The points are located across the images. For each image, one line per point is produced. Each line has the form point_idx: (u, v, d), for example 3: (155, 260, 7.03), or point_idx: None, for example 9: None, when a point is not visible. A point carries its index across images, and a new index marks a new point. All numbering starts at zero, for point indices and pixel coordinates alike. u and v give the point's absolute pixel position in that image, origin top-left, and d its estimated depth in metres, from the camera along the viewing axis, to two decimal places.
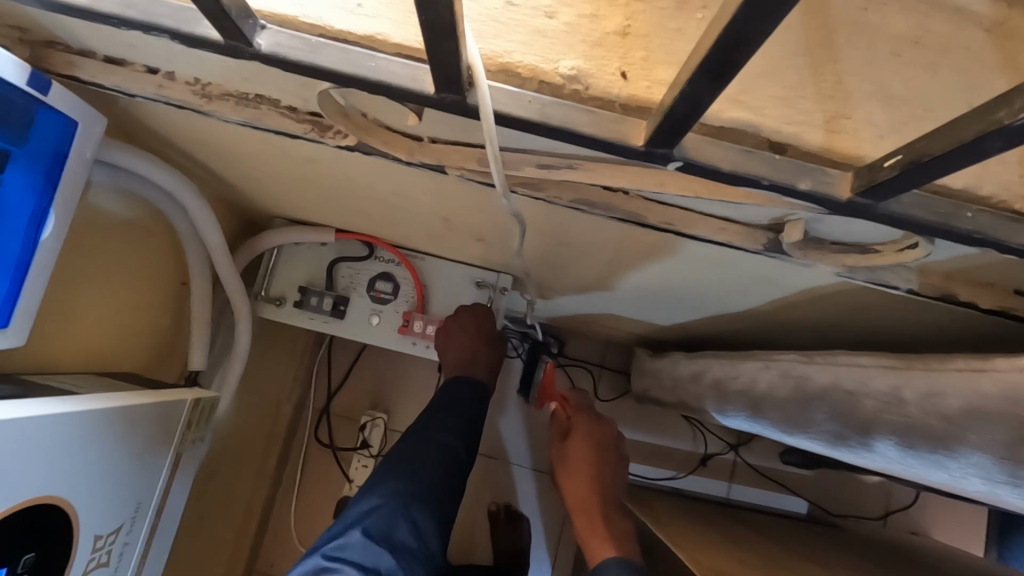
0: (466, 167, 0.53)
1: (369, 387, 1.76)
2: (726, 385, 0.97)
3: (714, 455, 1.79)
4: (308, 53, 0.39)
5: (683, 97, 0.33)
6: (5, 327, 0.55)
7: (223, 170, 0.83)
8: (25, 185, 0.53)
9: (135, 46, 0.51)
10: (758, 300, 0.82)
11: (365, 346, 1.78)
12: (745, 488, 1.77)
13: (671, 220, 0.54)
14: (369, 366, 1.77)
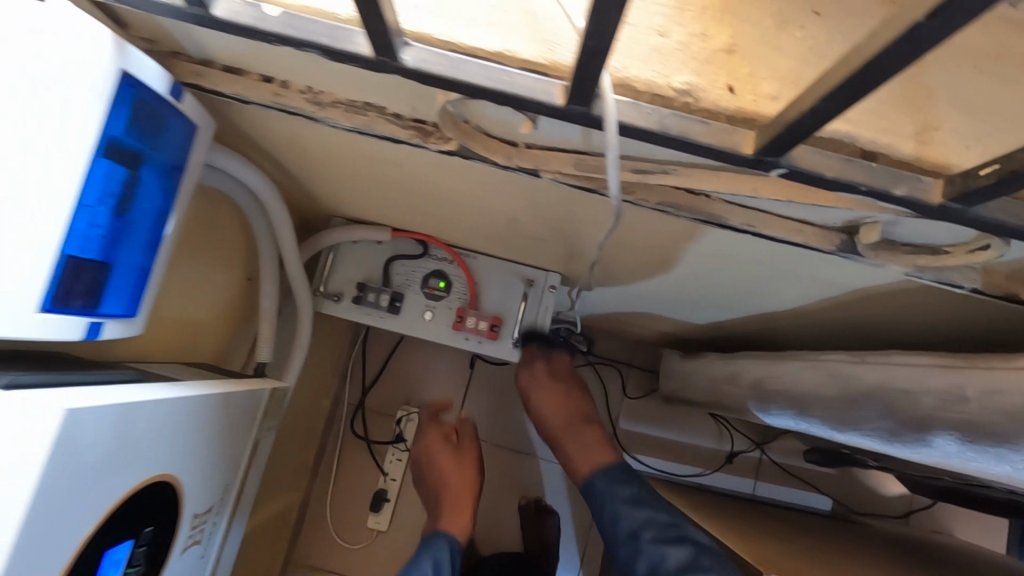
0: (561, 172, 0.57)
1: (403, 383, 1.81)
2: (768, 382, 0.97)
3: (741, 453, 1.81)
4: (452, 70, 0.43)
5: (808, 114, 0.37)
6: (134, 316, 0.60)
7: (298, 170, 0.87)
8: (155, 188, 0.58)
9: (260, 58, 0.55)
10: (810, 300, 0.84)
11: (398, 342, 1.83)
12: (770, 486, 1.80)
13: (751, 222, 0.58)
14: (401, 364, 1.83)
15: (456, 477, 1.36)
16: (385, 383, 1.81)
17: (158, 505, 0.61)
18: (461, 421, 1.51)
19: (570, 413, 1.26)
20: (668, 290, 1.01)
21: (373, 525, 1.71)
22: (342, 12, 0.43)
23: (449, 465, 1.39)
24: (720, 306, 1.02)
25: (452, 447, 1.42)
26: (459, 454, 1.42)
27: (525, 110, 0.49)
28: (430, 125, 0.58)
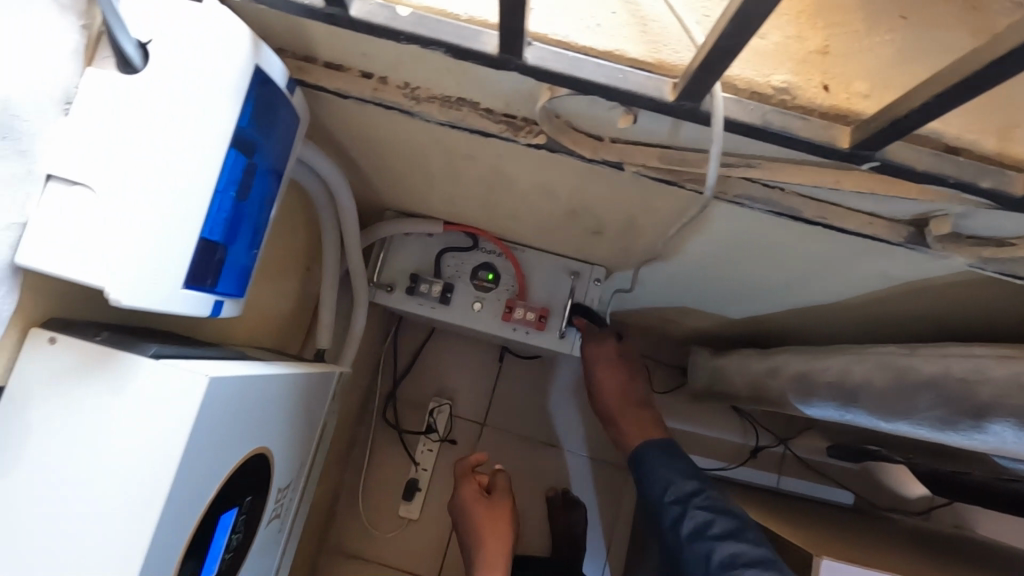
0: (645, 165, 0.61)
1: (435, 375, 1.84)
2: (812, 377, 1.03)
3: (766, 448, 1.82)
4: (568, 68, 0.47)
5: (914, 111, 0.40)
6: (241, 295, 0.63)
7: (365, 161, 0.90)
8: (259, 195, 0.61)
9: (366, 55, 0.59)
10: (853, 298, 0.88)
11: (430, 334, 1.86)
12: (794, 479, 1.82)
13: (823, 214, 0.62)
14: (433, 356, 1.86)
15: (496, 531, 1.31)
16: (417, 375, 1.84)
17: (256, 478, 0.65)
18: (500, 471, 1.43)
19: (625, 393, 1.22)
20: (713, 288, 1.04)
21: (405, 513, 1.73)
22: (462, 12, 0.47)
23: (493, 524, 1.33)
24: (762, 302, 1.04)
25: (488, 503, 1.37)
26: (495, 509, 1.36)
27: (627, 105, 0.52)
28: (520, 120, 0.62)
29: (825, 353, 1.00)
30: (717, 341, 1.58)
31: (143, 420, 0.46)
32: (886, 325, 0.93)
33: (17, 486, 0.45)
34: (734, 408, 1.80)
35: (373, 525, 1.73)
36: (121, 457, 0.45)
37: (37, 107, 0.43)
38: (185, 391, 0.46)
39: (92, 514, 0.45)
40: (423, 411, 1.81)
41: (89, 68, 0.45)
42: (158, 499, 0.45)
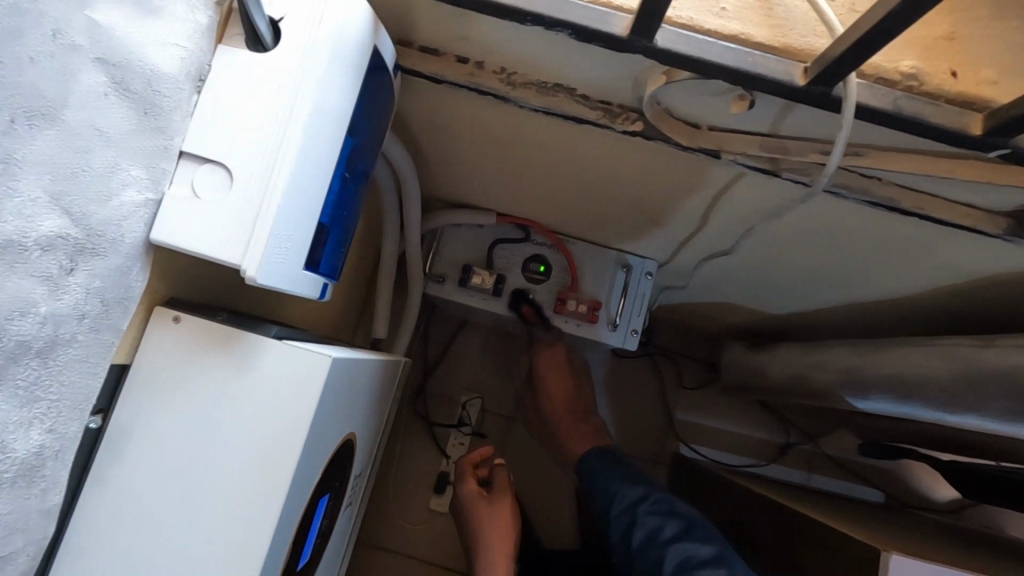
0: (744, 153, 0.60)
1: (466, 361, 1.47)
2: (864, 371, 0.95)
3: (796, 444, 1.58)
4: (697, 50, 0.46)
5: None
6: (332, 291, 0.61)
7: (427, 144, 0.89)
8: (356, 187, 0.59)
9: (466, 38, 0.58)
10: (914, 297, 0.86)
11: (463, 320, 1.49)
12: (825, 478, 1.56)
13: (921, 204, 0.61)
14: (467, 346, 1.47)
15: (505, 547, 0.99)
16: (449, 365, 1.46)
17: (343, 464, 0.64)
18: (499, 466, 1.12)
19: (570, 400, 1.31)
20: (764, 287, 1.04)
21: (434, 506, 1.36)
22: None
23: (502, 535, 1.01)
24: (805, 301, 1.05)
25: (490, 502, 1.04)
26: (500, 515, 1.03)
27: (744, 90, 0.52)
28: (617, 107, 0.62)
29: (893, 346, 0.91)
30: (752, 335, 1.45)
31: (265, 401, 0.46)
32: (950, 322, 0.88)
33: (144, 462, 0.45)
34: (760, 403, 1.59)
35: (400, 526, 1.35)
36: (246, 437, 0.45)
37: (175, 81, 0.42)
38: (306, 370, 0.46)
39: (216, 494, 0.45)
40: (453, 403, 1.44)
41: (221, 46, 0.45)
42: (282, 480, 0.45)
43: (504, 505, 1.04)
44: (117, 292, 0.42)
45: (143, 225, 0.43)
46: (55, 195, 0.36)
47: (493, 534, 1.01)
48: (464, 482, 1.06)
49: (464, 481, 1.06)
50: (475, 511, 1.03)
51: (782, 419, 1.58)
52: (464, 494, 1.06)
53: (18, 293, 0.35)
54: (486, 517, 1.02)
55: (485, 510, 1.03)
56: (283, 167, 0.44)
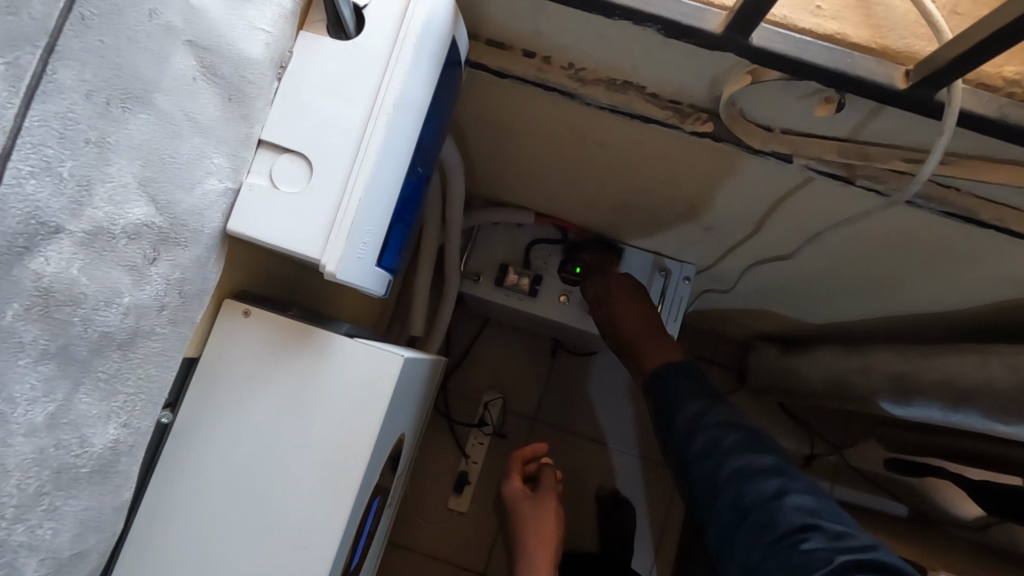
0: (819, 158, 0.58)
1: (490, 362, 1.34)
2: (911, 378, 0.89)
3: (821, 456, 1.47)
4: (795, 51, 0.45)
5: None
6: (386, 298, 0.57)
7: (473, 138, 0.88)
8: (418, 188, 0.56)
9: (536, 33, 0.57)
10: (961, 311, 0.84)
11: (487, 319, 1.35)
12: (849, 491, 1.45)
13: (1002, 217, 0.59)
14: (491, 345, 1.35)
15: (546, 549, 0.99)
16: (471, 365, 1.33)
17: (394, 464, 0.62)
18: (548, 462, 1.09)
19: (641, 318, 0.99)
20: (805, 295, 1.03)
21: (452, 505, 1.24)
22: None
23: (544, 540, 1.00)
24: (839, 312, 1.04)
25: (533, 504, 1.03)
26: (543, 516, 1.02)
27: (832, 91, 0.50)
28: (687, 107, 0.60)
29: (928, 353, 0.86)
30: (783, 340, 1.37)
31: (337, 398, 0.45)
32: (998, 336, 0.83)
33: (211, 455, 0.44)
34: (784, 410, 1.49)
35: (422, 536, 1.23)
36: (315, 437, 0.44)
37: (259, 67, 0.41)
38: (376, 368, 0.45)
39: (284, 493, 0.44)
40: (474, 404, 1.31)
41: (303, 32, 0.44)
42: (350, 482, 0.44)
43: (548, 507, 1.02)
44: (195, 284, 0.40)
45: (222, 216, 0.41)
46: (144, 182, 0.35)
47: (533, 534, 1.00)
48: (510, 480, 1.06)
49: (510, 478, 1.06)
50: (518, 511, 1.03)
51: (805, 426, 1.48)
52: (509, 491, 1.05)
53: (105, 283, 0.34)
54: (528, 518, 1.01)
55: (527, 509, 1.02)
56: (366, 160, 0.42)
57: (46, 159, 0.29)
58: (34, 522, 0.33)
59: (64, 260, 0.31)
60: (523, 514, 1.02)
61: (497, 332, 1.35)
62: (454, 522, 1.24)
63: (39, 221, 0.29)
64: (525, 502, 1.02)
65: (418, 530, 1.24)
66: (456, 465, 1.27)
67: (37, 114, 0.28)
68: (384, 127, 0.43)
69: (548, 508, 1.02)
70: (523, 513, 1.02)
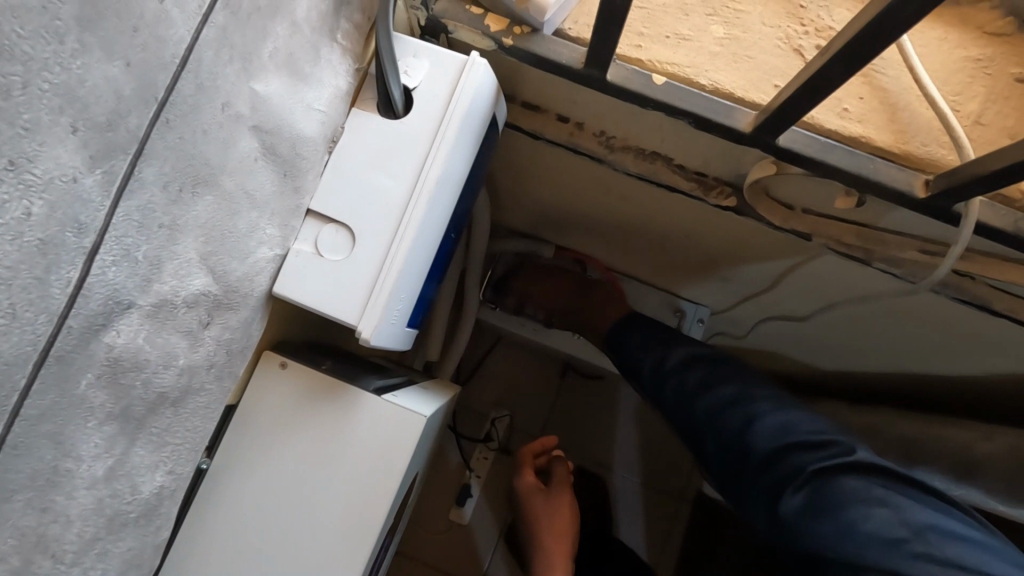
0: (837, 241, 0.60)
1: (501, 383, 1.36)
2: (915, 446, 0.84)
3: None
4: (818, 153, 0.47)
5: None
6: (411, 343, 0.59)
7: (501, 175, 0.90)
8: (450, 244, 0.58)
9: (573, 103, 0.59)
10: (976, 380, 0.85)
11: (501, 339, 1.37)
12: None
13: (1014, 308, 0.60)
14: (502, 366, 1.36)
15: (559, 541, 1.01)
16: (483, 384, 1.35)
17: (406, 500, 0.65)
18: (560, 457, 1.11)
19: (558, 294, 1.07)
20: (818, 348, 1.02)
21: (454, 517, 1.27)
22: (709, 82, 0.48)
23: (558, 531, 1.02)
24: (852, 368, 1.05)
25: (546, 497, 1.04)
26: (556, 509, 1.04)
27: (852, 187, 0.51)
28: (712, 179, 0.62)
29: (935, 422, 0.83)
30: None
31: (364, 447, 0.47)
32: None
33: (245, 491, 0.47)
34: None
35: (424, 547, 1.26)
36: (341, 479, 0.47)
37: (312, 144, 0.44)
38: (399, 423, 0.48)
39: (310, 530, 0.47)
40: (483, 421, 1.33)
41: (354, 109, 0.47)
42: (371, 526, 0.47)
43: (561, 499, 1.05)
44: (241, 341, 0.43)
45: (270, 278, 0.44)
46: (205, 255, 0.38)
47: (547, 525, 1.03)
48: (523, 474, 1.07)
49: (523, 472, 1.07)
50: (530, 506, 1.04)
51: None
52: (522, 485, 1.06)
53: (165, 348, 0.37)
54: (540, 513, 1.03)
55: (540, 502, 1.04)
56: (405, 234, 0.45)
57: (126, 248, 0.32)
58: (87, 565, 0.36)
59: (133, 332, 0.34)
60: (537, 507, 1.04)
61: (509, 351, 1.37)
62: (456, 535, 1.27)
63: (116, 300, 0.32)
64: (538, 491, 1.05)
65: (421, 540, 1.27)
66: (463, 479, 1.29)
67: (123, 210, 0.31)
68: (426, 201, 0.45)
69: (561, 502, 1.04)
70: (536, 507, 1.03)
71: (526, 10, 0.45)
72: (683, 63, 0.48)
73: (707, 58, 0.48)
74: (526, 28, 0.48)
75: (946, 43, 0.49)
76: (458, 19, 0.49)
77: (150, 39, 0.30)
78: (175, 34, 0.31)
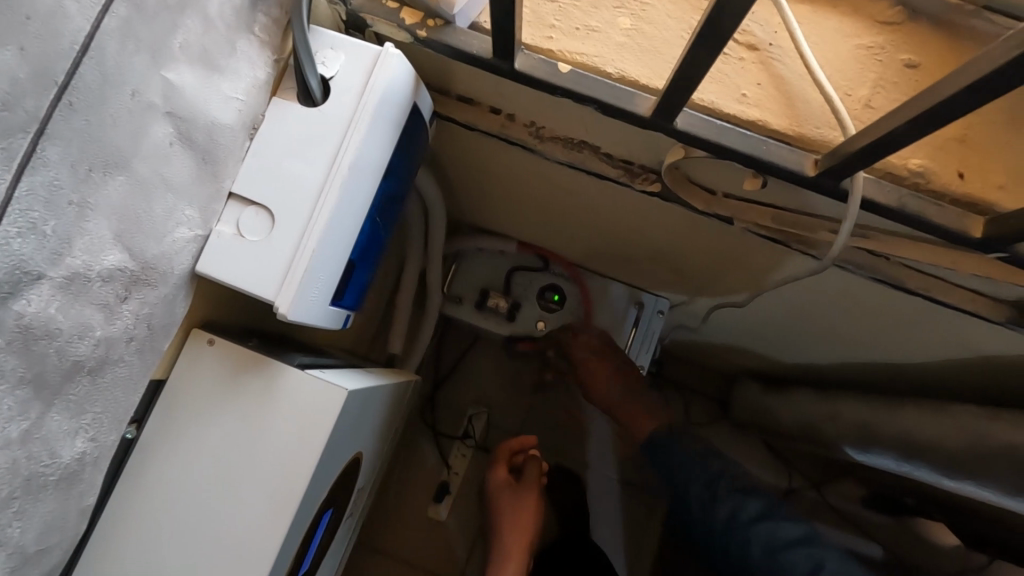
0: (756, 224, 0.62)
1: (474, 379, 1.38)
2: (875, 429, 0.95)
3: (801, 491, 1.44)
4: (713, 136, 0.50)
5: None
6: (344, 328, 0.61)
7: (455, 171, 0.93)
8: (381, 230, 0.62)
9: (500, 95, 0.62)
10: (924, 364, 0.87)
11: (480, 338, 1.40)
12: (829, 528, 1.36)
13: (927, 287, 0.62)
14: (480, 365, 1.40)
15: (521, 539, 1.02)
16: (458, 381, 1.38)
17: (351, 478, 0.68)
18: (535, 457, 1.11)
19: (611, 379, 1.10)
20: (774, 340, 1.06)
21: (432, 514, 1.28)
22: (614, 71, 0.51)
23: (518, 528, 1.03)
24: (812, 356, 1.07)
25: (513, 494, 1.06)
26: (521, 507, 1.05)
27: (756, 171, 0.54)
28: (638, 167, 0.65)
29: (892, 407, 0.91)
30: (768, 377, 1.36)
31: (290, 421, 0.50)
32: (963, 396, 0.86)
33: (179, 463, 0.49)
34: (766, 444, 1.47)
35: (400, 542, 1.28)
36: (270, 451, 0.49)
37: (231, 130, 0.46)
38: (323, 398, 0.50)
39: (240, 501, 0.49)
40: (459, 418, 1.36)
41: (275, 98, 0.50)
42: (292, 500, 0.49)
43: (526, 500, 1.06)
44: (162, 318, 0.46)
45: (191, 258, 0.47)
46: (119, 233, 0.40)
47: (509, 521, 1.04)
48: (494, 469, 1.08)
49: (495, 468, 1.09)
50: (496, 501, 1.06)
51: (790, 462, 1.44)
52: (493, 480, 1.08)
53: (80, 319, 0.39)
54: (506, 509, 1.04)
55: (507, 498, 1.06)
56: (320, 215, 0.47)
57: (32, 222, 0.34)
58: (3, 523, 0.38)
59: (44, 302, 0.36)
60: (501, 502, 1.05)
61: (488, 350, 1.40)
62: (434, 532, 1.29)
63: (23, 271, 0.35)
64: (506, 487, 1.06)
65: (399, 537, 1.28)
66: (439, 476, 1.31)
67: (26, 186, 0.34)
68: (340, 185, 0.48)
69: (526, 501, 1.05)
70: (504, 503, 1.05)
71: (437, 4, 0.48)
72: (590, 53, 0.51)
73: (614, 49, 0.51)
74: (440, 21, 0.50)
75: (842, 32, 0.52)
76: (376, 14, 0.51)
77: (44, 27, 0.33)
78: (74, 26, 0.34)
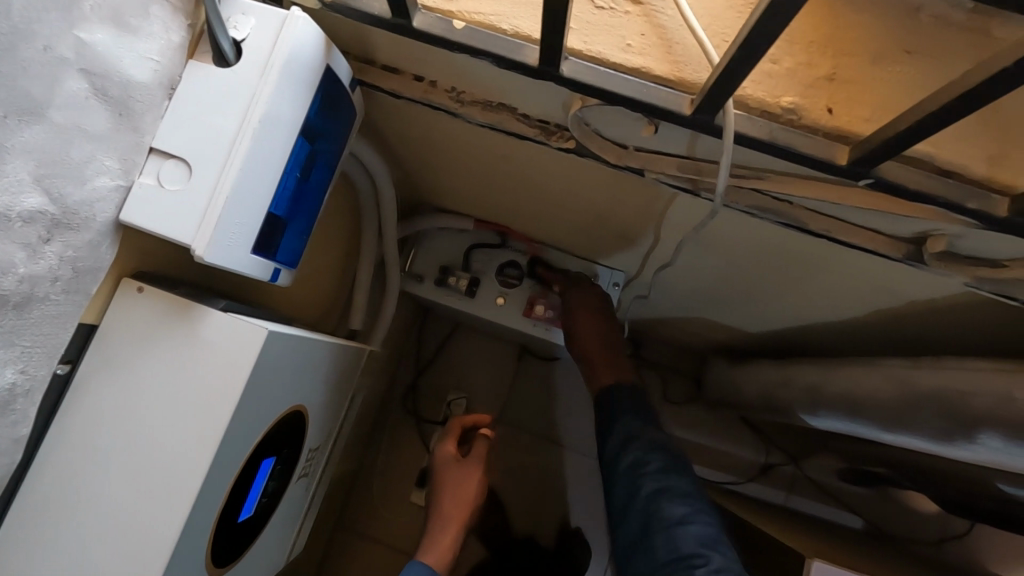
0: (664, 173, 0.65)
1: (447, 361, 1.42)
2: (822, 389, 0.98)
3: (775, 465, 1.46)
4: (598, 82, 0.55)
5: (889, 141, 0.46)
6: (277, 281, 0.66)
7: (404, 150, 0.97)
8: (315, 190, 0.67)
9: (417, 61, 0.66)
10: (861, 320, 0.90)
11: (456, 325, 1.44)
12: (803, 501, 1.43)
13: (828, 227, 0.66)
14: (455, 350, 1.43)
15: (461, 513, 1.05)
16: (432, 364, 1.42)
17: (296, 431, 0.72)
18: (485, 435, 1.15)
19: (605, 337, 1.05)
20: (727, 307, 1.09)
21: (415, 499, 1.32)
22: (509, 27, 0.54)
23: (460, 501, 1.06)
24: (765, 322, 1.10)
25: (458, 468, 1.09)
26: (465, 481, 1.08)
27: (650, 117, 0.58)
28: (553, 125, 0.69)
29: (835, 365, 0.95)
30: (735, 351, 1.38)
31: (215, 366, 0.54)
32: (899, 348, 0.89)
33: (111, 406, 0.53)
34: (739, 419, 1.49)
35: (381, 524, 1.32)
36: (197, 394, 0.53)
37: (148, 88, 0.50)
38: (244, 338, 0.54)
39: (170, 439, 0.53)
40: (439, 403, 1.40)
41: (191, 61, 0.54)
42: (216, 438, 0.53)
43: (471, 475, 1.09)
44: (88, 261, 0.50)
45: (113, 207, 0.51)
46: (38, 177, 0.43)
47: (452, 493, 1.07)
48: (445, 442, 1.11)
49: (445, 441, 1.12)
50: (442, 473, 1.09)
51: (764, 437, 1.47)
52: (441, 452, 1.11)
53: (3, 256, 0.42)
54: (450, 481, 1.07)
55: (453, 470, 1.09)
56: (232, 165, 0.51)
57: None
58: None
59: None
60: (446, 473, 1.08)
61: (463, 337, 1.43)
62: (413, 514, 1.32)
63: None
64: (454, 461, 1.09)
65: (382, 522, 1.32)
66: (419, 461, 1.35)
67: None
68: (251, 136, 0.52)
69: (471, 475, 1.08)
70: (449, 475, 1.08)
71: None
72: (486, 11, 0.54)
73: (509, 6, 0.54)
74: None
75: None
76: None
77: None
78: None
